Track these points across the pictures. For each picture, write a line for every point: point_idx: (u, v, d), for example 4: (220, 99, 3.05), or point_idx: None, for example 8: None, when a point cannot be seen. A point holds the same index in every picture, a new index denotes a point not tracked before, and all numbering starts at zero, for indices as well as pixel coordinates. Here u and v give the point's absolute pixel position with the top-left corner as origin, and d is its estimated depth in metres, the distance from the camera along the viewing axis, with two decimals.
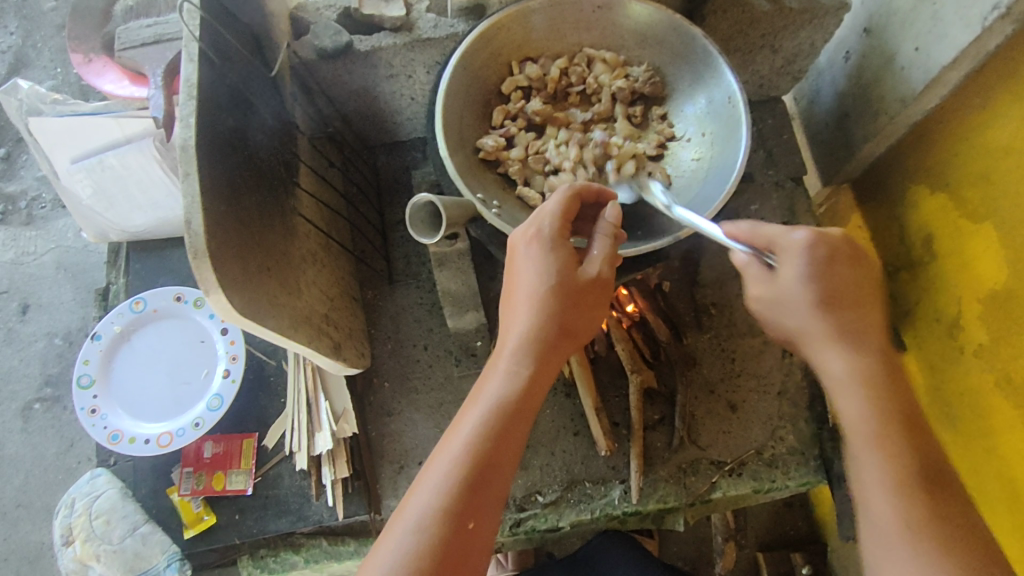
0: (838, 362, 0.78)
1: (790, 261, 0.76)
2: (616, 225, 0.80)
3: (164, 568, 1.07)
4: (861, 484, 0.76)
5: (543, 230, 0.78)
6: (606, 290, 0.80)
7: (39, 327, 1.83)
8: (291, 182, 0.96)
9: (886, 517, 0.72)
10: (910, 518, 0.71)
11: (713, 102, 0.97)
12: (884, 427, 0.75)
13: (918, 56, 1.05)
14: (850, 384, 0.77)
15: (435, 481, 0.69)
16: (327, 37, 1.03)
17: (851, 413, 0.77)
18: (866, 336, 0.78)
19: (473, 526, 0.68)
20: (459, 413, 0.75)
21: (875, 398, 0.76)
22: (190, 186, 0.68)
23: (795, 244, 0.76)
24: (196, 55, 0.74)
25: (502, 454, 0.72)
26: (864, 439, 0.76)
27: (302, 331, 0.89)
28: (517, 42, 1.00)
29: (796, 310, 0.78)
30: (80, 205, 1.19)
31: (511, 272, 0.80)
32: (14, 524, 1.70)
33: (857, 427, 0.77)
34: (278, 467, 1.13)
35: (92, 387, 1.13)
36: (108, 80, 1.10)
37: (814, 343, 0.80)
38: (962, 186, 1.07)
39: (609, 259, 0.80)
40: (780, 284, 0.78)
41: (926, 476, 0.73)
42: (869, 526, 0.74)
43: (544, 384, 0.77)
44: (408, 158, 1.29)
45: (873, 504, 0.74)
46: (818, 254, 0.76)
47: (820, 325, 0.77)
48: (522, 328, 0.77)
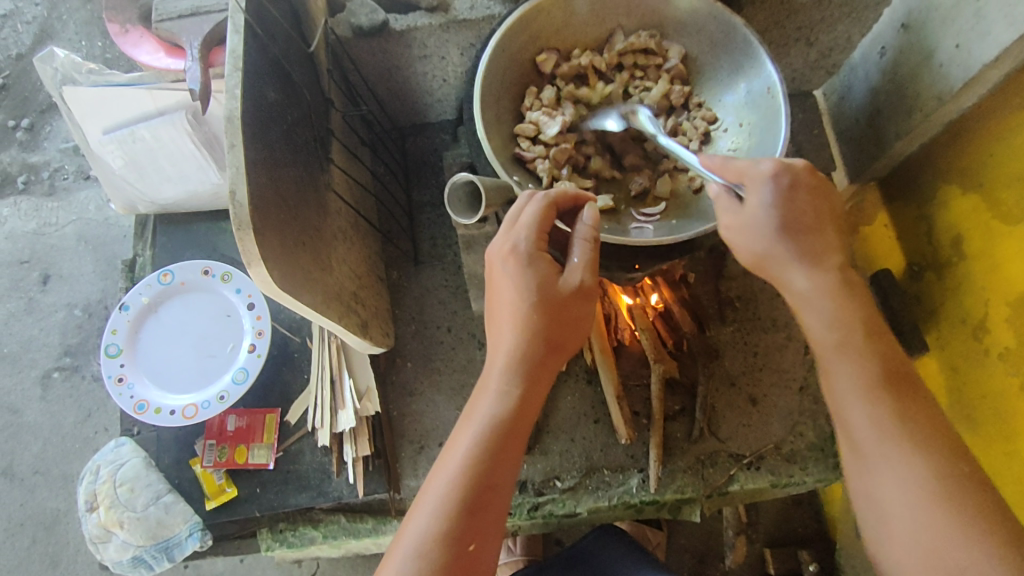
0: (800, 280, 0.79)
1: (756, 190, 0.78)
2: (595, 230, 0.81)
3: (187, 536, 1.09)
4: (836, 400, 0.77)
5: (519, 246, 0.79)
6: (590, 298, 0.80)
7: (59, 298, 1.84)
8: (324, 158, 0.96)
9: (862, 426, 0.73)
10: (884, 423, 0.72)
11: (752, 92, 0.96)
12: (848, 337, 0.77)
13: (958, 53, 1.02)
14: (811, 299, 0.78)
15: (431, 504, 0.71)
16: (364, 16, 1.03)
17: (817, 326, 0.78)
18: (827, 255, 0.79)
19: (475, 547, 0.70)
20: (452, 436, 0.77)
21: (841, 312, 0.77)
22: (235, 156, 0.68)
23: (761, 174, 0.78)
24: (241, 26, 0.73)
25: (498, 470, 0.73)
26: (831, 351, 0.77)
27: (333, 307, 0.89)
28: (556, 26, 0.99)
29: (761, 236, 0.79)
30: (111, 175, 1.19)
31: (493, 293, 0.81)
32: (31, 490, 1.73)
33: (822, 338, 0.78)
34: (300, 442, 1.13)
35: (119, 356, 1.14)
36: (143, 51, 1.07)
37: (778, 266, 0.80)
38: (996, 187, 1.06)
39: (589, 265, 0.81)
40: (746, 216, 0.79)
41: (894, 383, 0.74)
42: (848, 441, 0.76)
43: (535, 402, 0.78)
44: (436, 140, 1.29)
45: (849, 415, 0.75)
46: (785, 181, 0.77)
47: (784, 247, 0.78)
48: (508, 346, 0.78)
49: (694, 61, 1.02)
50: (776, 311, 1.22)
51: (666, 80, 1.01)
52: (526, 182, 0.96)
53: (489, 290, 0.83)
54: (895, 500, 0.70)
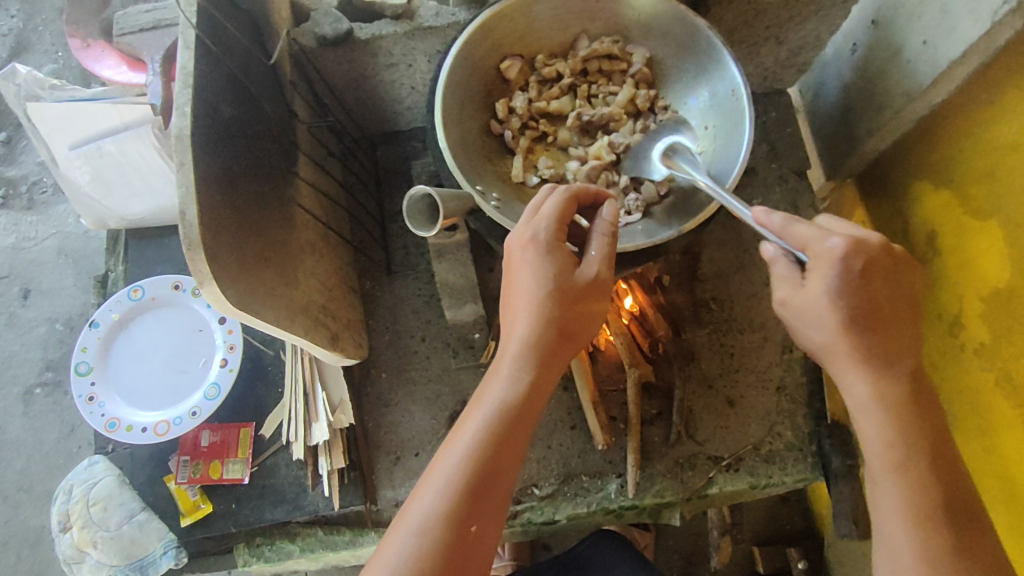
0: (861, 384, 0.76)
1: (820, 272, 0.72)
2: (614, 224, 0.80)
3: (161, 555, 1.08)
4: (880, 510, 0.77)
5: (539, 235, 0.78)
6: (606, 291, 0.79)
7: (39, 312, 1.83)
8: (289, 171, 0.95)
9: (905, 547, 0.74)
10: (934, 554, 0.72)
11: (717, 95, 0.96)
12: (905, 456, 0.75)
13: (925, 49, 1.02)
14: (872, 405, 0.76)
15: (439, 484, 0.71)
16: (328, 25, 1.02)
17: (871, 436, 0.77)
18: (898, 360, 0.75)
19: (476, 529, 0.70)
20: (460, 418, 0.77)
21: (897, 424, 0.75)
22: (185, 174, 0.67)
23: (830, 252, 0.72)
24: (192, 42, 0.73)
25: (503, 455, 0.73)
26: (884, 464, 0.76)
27: (299, 322, 0.88)
28: (519, 32, 0.98)
29: (822, 324, 0.74)
30: (77, 192, 1.17)
31: (508, 279, 0.80)
32: (15, 507, 1.71)
33: (878, 449, 0.77)
34: (275, 456, 1.12)
35: (89, 374, 1.12)
36: (106, 66, 1.09)
37: (838, 364, 0.76)
38: (967, 183, 1.06)
39: (608, 258, 0.79)
40: (806, 296, 0.74)
41: (947, 507, 0.74)
42: (885, 556, 0.76)
43: (543, 389, 0.77)
44: (407, 148, 1.28)
45: (888, 529, 0.76)
46: (854, 268, 0.71)
47: (844, 346, 0.74)
48: (521, 334, 0.77)
49: (658, 64, 1.02)
50: (752, 312, 1.21)
51: (631, 84, 1.01)
52: (491, 190, 0.95)
53: (506, 276, 0.81)
54: None
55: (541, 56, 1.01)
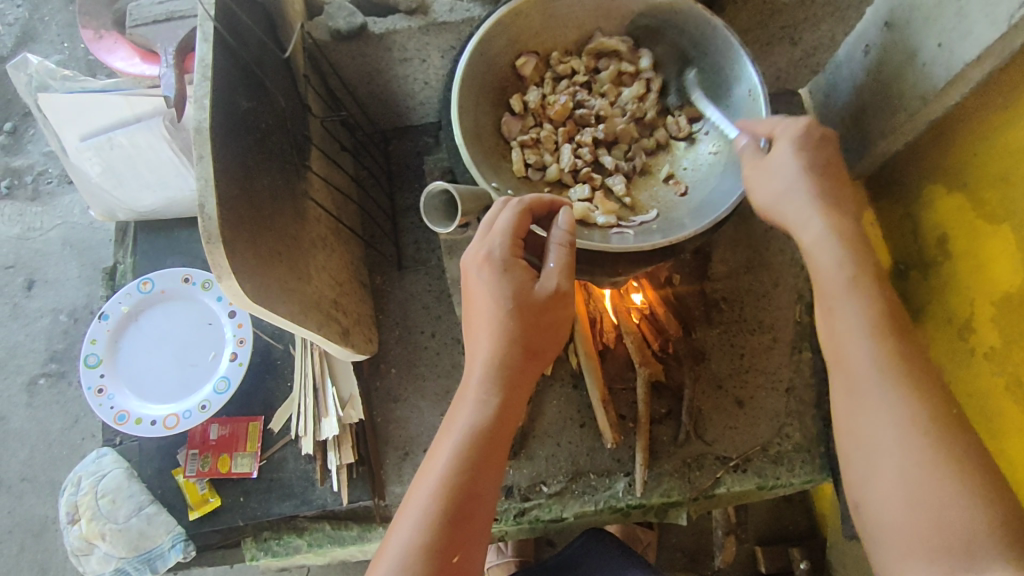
0: (816, 217, 0.78)
1: (786, 138, 0.81)
2: (571, 234, 0.81)
3: (170, 548, 1.08)
4: (836, 340, 0.75)
5: (494, 253, 0.78)
6: (567, 302, 0.80)
7: (45, 303, 1.83)
8: (302, 165, 0.94)
9: (862, 364, 0.71)
10: (888, 363, 0.70)
11: (733, 95, 0.95)
12: (858, 277, 0.75)
13: (941, 52, 1.01)
14: (828, 236, 0.76)
15: (413, 518, 0.70)
16: (342, 19, 1.01)
17: (826, 267, 0.75)
18: (842, 204, 0.79)
19: (458, 558, 0.69)
20: (432, 446, 0.76)
21: (853, 254, 0.75)
22: (204, 168, 0.67)
23: (794, 126, 0.82)
24: (211, 35, 0.72)
25: (479, 479, 0.73)
26: (840, 287, 0.74)
27: (312, 316, 0.88)
28: (534, 29, 0.98)
29: (785, 173, 0.80)
30: (89, 183, 1.17)
31: (469, 301, 0.80)
32: (19, 497, 1.71)
33: (833, 274, 0.75)
34: (283, 451, 1.12)
35: (99, 366, 1.12)
36: (119, 57, 1.08)
37: (792, 203, 0.79)
38: (980, 186, 1.05)
39: (566, 270, 0.80)
40: (772, 158, 0.82)
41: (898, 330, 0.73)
42: (845, 381, 0.72)
43: (515, 406, 0.77)
44: (419, 143, 1.28)
45: (848, 352, 0.72)
46: (812, 130, 0.81)
47: (803, 185, 0.79)
48: (485, 354, 0.77)
49: (675, 64, 1.01)
50: (762, 313, 1.21)
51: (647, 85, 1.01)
52: (505, 188, 0.95)
53: (465, 299, 0.81)
54: (889, 437, 0.68)
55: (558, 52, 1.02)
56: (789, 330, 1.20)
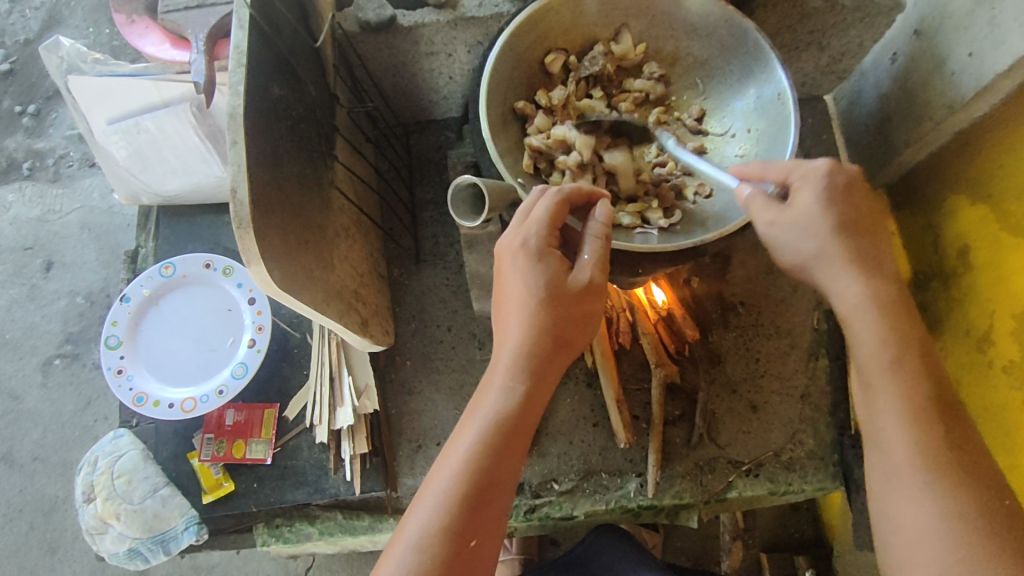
0: (855, 285, 0.74)
1: (808, 188, 0.76)
2: (607, 228, 0.80)
3: (183, 530, 1.09)
4: (872, 416, 0.72)
5: (529, 242, 0.78)
6: (599, 295, 0.79)
7: (61, 285, 1.84)
8: (328, 155, 0.95)
9: (903, 453, 0.68)
10: (926, 449, 0.68)
11: (762, 97, 0.95)
12: (900, 353, 0.72)
13: (971, 61, 1.00)
14: (865, 307, 0.73)
15: (431, 501, 0.71)
16: (371, 10, 1.01)
17: (864, 339, 0.73)
18: (885, 264, 0.75)
19: (475, 544, 0.70)
20: (455, 430, 0.76)
21: (890, 325, 0.72)
22: (238, 153, 0.68)
23: (814, 171, 0.77)
24: (246, 22, 0.73)
25: (500, 467, 0.73)
26: (882, 363, 0.72)
27: (333, 306, 0.88)
28: (564, 27, 0.98)
29: (814, 234, 0.75)
30: (116, 167, 1.18)
31: (500, 286, 0.80)
32: (30, 476, 1.73)
33: (871, 349, 0.72)
34: (298, 438, 1.13)
35: (119, 348, 1.13)
36: (149, 41, 1.09)
37: (830, 268, 0.75)
38: (1004, 198, 1.05)
39: (600, 263, 0.79)
40: (796, 209, 0.76)
41: (939, 402, 0.70)
42: (879, 462, 0.71)
43: (541, 397, 0.77)
44: (441, 138, 1.29)
45: (886, 434, 0.70)
46: (840, 181, 0.76)
47: (837, 246, 0.74)
48: (513, 342, 0.77)
49: (704, 65, 1.01)
50: (779, 318, 1.21)
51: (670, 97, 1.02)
52: (530, 185, 0.95)
53: (497, 284, 0.82)
54: (925, 528, 0.66)
55: (601, 46, 1.00)
56: (805, 337, 1.20)
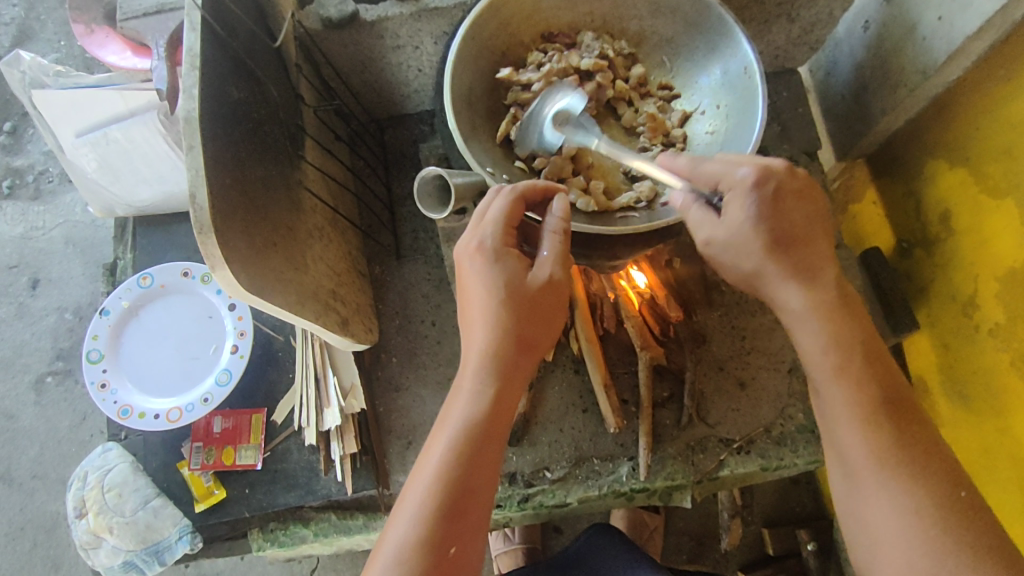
0: (795, 297, 0.76)
1: (738, 200, 0.75)
2: (565, 221, 0.79)
3: (177, 540, 1.09)
4: (828, 424, 0.74)
5: (486, 243, 0.77)
6: (561, 292, 0.78)
7: (50, 302, 1.83)
8: (296, 155, 0.94)
9: (856, 457, 0.71)
10: (883, 454, 0.69)
11: (729, 73, 0.95)
12: (845, 360, 0.73)
13: (942, 25, 0.99)
14: (806, 317, 0.75)
15: (409, 510, 0.70)
16: (333, 7, 1.00)
17: (811, 349, 0.75)
18: (820, 269, 0.76)
19: (455, 551, 0.69)
20: (428, 440, 0.76)
21: (836, 330, 0.74)
22: (193, 159, 0.67)
23: (741, 181, 0.75)
24: (198, 24, 0.72)
25: (475, 472, 0.72)
26: (828, 374, 0.74)
27: (309, 306, 0.88)
28: (526, 12, 0.97)
29: (748, 253, 0.76)
30: (85, 179, 1.17)
31: (463, 291, 0.79)
32: (30, 494, 1.73)
33: (818, 361, 0.75)
34: (287, 442, 1.13)
35: (100, 361, 1.13)
36: (110, 51, 1.08)
37: (769, 283, 0.77)
38: (983, 160, 1.04)
39: (559, 261, 0.79)
40: (728, 221, 0.76)
41: (885, 384, 0.73)
42: (839, 468, 0.73)
43: (510, 397, 0.76)
44: (415, 132, 1.28)
45: (843, 438, 0.72)
46: (767, 190, 0.74)
47: (772, 261, 0.75)
48: (479, 346, 0.76)
49: (670, 43, 1.00)
50: None
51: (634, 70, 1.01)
52: (500, 172, 0.94)
53: (460, 290, 0.81)
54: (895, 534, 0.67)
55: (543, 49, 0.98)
56: None
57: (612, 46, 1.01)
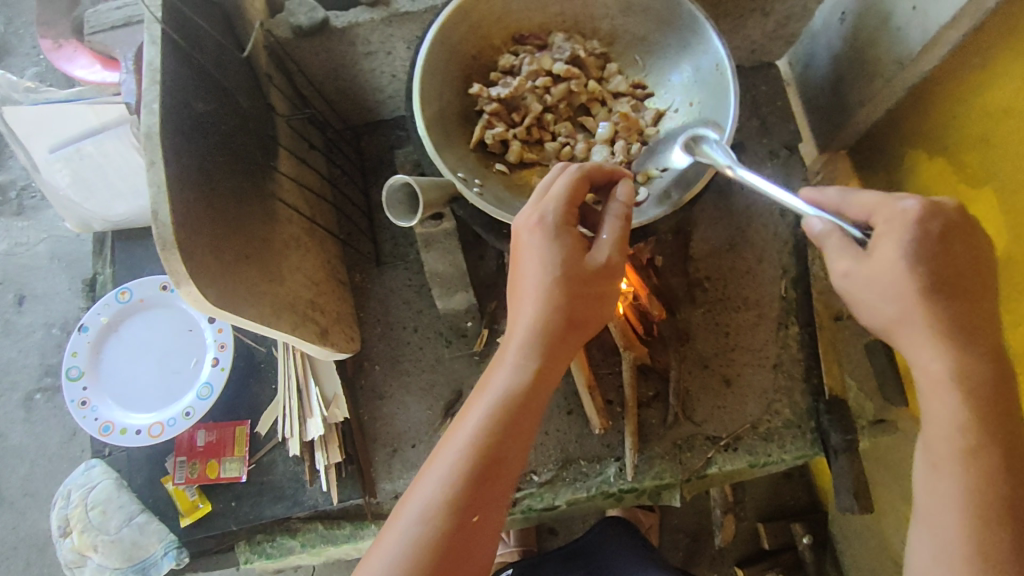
0: (939, 358, 0.68)
1: (893, 235, 0.67)
2: (628, 206, 0.75)
3: (162, 556, 1.08)
4: (930, 498, 0.70)
5: (547, 217, 0.74)
6: (617, 276, 0.75)
7: (35, 318, 1.82)
8: (268, 165, 0.93)
9: (955, 541, 0.66)
10: (982, 554, 0.65)
11: (700, 70, 0.94)
12: (974, 445, 0.68)
13: (914, 15, 0.99)
14: (946, 383, 0.68)
15: (437, 473, 0.68)
16: (303, 14, 1.00)
17: (939, 417, 0.69)
18: (977, 341, 0.68)
19: (477, 519, 0.67)
20: (464, 406, 0.74)
21: (975, 410, 0.68)
22: (156, 174, 0.66)
23: (903, 214, 0.67)
24: (158, 37, 0.71)
25: (509, 444, 0.70)
26: (951, 448, 0.68)
27: (285, 318, 0.87)
28: (496, 15, 0.97)
29: (897, 296, 0.67)
30: (59, 196, 1.15)
31: (515, 262, 0.76)
32: (22, 513, 1.72)
33: (946, 433, 0.69)
34: (271, 453, 1.12)
35: (81, 379, 1.12)
36: (79, 65, 1.07)
37: (909, 332, 0.69)
38: (961, 149, 1.04)
39: (618, 243, 0.75)
40: (875, 257, 0.67)
41: (1014, 486, 0.67)
42: (927, 541, 0.68)
43: (553, 376, 0.74)
44: (392, 137, 1.27)
45: (943, 520, 0.67)
46: (931, 230, 0.67)
47: (919, 308, 0.67)
48: (527, 320, 0.73)
49: (642, 42, 1.00)
50: (746, 290, 1.20)
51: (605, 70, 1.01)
52: (472, 177, 0.93)
53: (514, 260, 0.78)
54: None
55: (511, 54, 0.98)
56: (774, 307, 1.19)
57: (584, 46, 1.00)
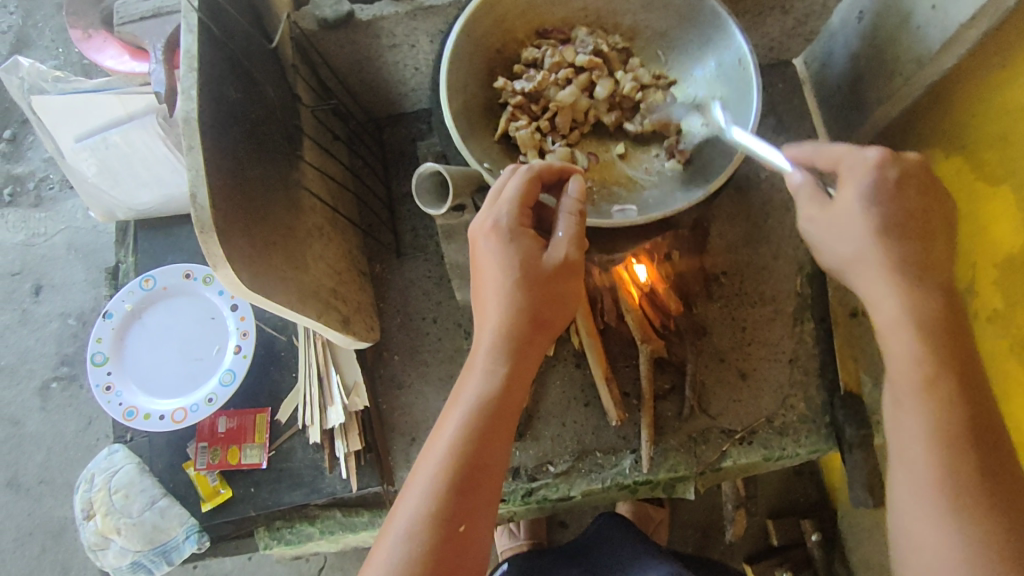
0: (892, 297, 0.72)
1: (852, 181, 0.73)
2: (580, 203, 0.78)
3: (184, 539, 1.10)
4: (898, 433, 0.72)
5: (501, 222, 0.76)
6: (575, 273, 0.78)
7: (53, 307, 1.84)
8: (294, 155, 0.95)
9: (925, 471, 0.68)
10: (952, 481, 0.67)
11: (723, 64, 0.96)
12: (934, 374, 0.71)
13: (935, 14, 0.99)
14: (906, 324, 0.72)
15: (420, 487, 0.70)
16: (328, 7, 1.01)
17: (903, 356, 0.72)
18: (929, 275, 0.73)
19: (464, 529, 0.68)
20: (440, 418, 0.75)
21: (932, 341, 0.71)
22: (194, 158, 0.68)
23: (864, 163, 0.73)
24: (195, 26, 0.73)
25: (487, 449, 0.72)
26: (916, 382, 0.71)
27: (311, 305, 0.88)
28: (520, 8, 0.98)
29: (855, 238, 0.73)
30: (86, 184, 1.17)
31: (476, 270, 0.79)
32: (38, 499, 1.74)
33: (907, 370, 0.72)
34: (291, 440, 1.14)
35: (105, 364, 1.14)
36: (109, 55, 1.09)
37: (862, 274, 0.74)
38: (980, 148, 1.04)
39: (574, 241, 0.78)
40: (840, 205, 0.74)
41: (972, 404, 0.70)
42: (901, 474, 0.71)
43: (523, 376, 0.76)
44: (413, 130, 1.28)
45: (914, 457, 0.70)
46: (889, 176, 0.72)
47: (876, 252, 0.72)
48: (493, 324, 0.76)
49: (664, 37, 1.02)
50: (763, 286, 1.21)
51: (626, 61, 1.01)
52: (496, 169, 0.95)
53: (474, 267, 0.81)
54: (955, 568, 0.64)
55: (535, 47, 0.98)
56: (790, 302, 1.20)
57: (606, 41, 1.01)
